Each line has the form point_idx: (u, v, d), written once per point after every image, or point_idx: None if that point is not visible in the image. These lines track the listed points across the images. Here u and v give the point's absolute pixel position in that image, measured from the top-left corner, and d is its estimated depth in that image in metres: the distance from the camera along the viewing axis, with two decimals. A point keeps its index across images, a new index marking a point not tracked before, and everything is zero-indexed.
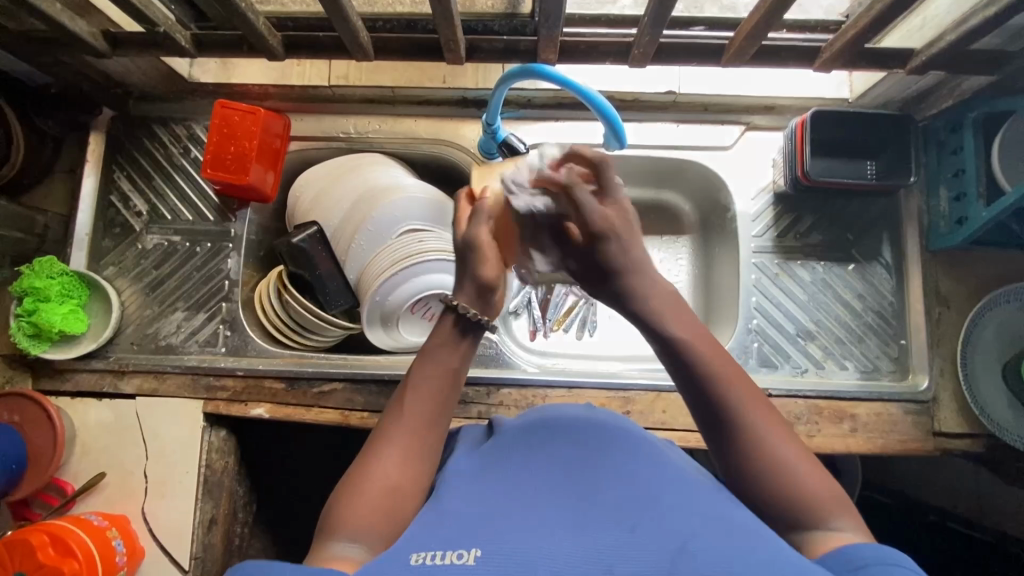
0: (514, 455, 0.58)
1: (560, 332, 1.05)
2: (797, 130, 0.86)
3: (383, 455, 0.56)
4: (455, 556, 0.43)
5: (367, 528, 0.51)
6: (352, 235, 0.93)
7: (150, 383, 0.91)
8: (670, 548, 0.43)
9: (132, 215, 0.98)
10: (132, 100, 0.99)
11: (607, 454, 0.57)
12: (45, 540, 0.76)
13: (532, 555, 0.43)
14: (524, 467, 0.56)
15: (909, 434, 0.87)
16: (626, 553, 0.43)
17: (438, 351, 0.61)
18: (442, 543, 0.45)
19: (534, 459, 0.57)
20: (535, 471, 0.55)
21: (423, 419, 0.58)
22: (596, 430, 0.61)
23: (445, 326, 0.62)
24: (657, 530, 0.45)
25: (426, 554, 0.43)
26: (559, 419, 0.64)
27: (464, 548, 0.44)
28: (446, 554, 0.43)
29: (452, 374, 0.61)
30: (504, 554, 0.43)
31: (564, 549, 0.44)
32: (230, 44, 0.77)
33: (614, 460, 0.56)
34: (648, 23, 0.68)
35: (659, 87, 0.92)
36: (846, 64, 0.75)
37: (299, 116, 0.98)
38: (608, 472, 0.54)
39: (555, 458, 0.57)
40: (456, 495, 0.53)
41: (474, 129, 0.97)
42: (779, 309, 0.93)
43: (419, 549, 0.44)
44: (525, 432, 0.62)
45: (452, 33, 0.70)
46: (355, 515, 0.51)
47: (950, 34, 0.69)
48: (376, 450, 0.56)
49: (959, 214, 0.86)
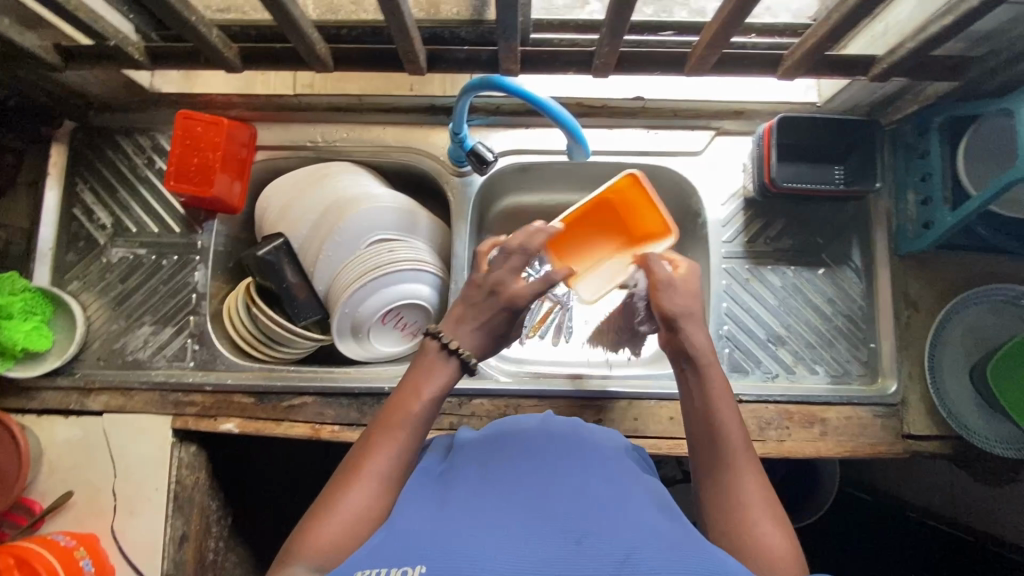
0: (469, 464, 0.60)
1: (535, 338, 1.05)
2: (765, 136, 0.86)
3: (359, 482, 0.58)
4: (401, 572, 0.44)
5: (330, 553, 0.53)
6: (320, 246, 0.91)
7: (118, 399, 0.90)
8: (613, 557, 0.44)
9: (96, 228, 0.96)
10: (93, 111, 0.97)
11: (563, 463, 0.57)
12: (9, 563, 0.75)
13: (477, 569, 0.44)
14: (476, 474, 0.57)
15: (879, 437, 0.88)
16: (568, 564, 0.44)
17: (429, 383, 0.65)
18: (388, 560, 0.45)
19: (492, 469, 0.57)
20: (489, 481, 0.55)
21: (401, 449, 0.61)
22: (551, 440, 0.62)
23: (437, 365, 0.67)
24: (601, 539, 0.46)
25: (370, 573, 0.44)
26: (519, 432, 0.64)
27: (409, 565, 0.44)
28: (391, 571, 0.44)
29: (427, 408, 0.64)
30: (447, 566, 0.44)
31: (510, 566, 0.44)
32: (186, 56, 0.74)
33: (567, 469, 0.56)
34: (607, 33, 0.67)
35: (626, 93, 0.92)
36: (809, 72, 0.74)
37: (265, 125, 0.96)
38: (558, 480, 0.54)
39: (509, 466, 0.58)
40: (406, 511, 0.53)
41: (443, 136, 0.96)
42: (750, 315, 0.93)
43: (366, 567, 0.45)
44: (485, 446, 0.63)
45: (410, 45, 0.69)
46: (321, 541, 0.53)
47: (910, 42, 0.68)
48: (351, 478, 0.58)
49: (926, 218, 0.86)
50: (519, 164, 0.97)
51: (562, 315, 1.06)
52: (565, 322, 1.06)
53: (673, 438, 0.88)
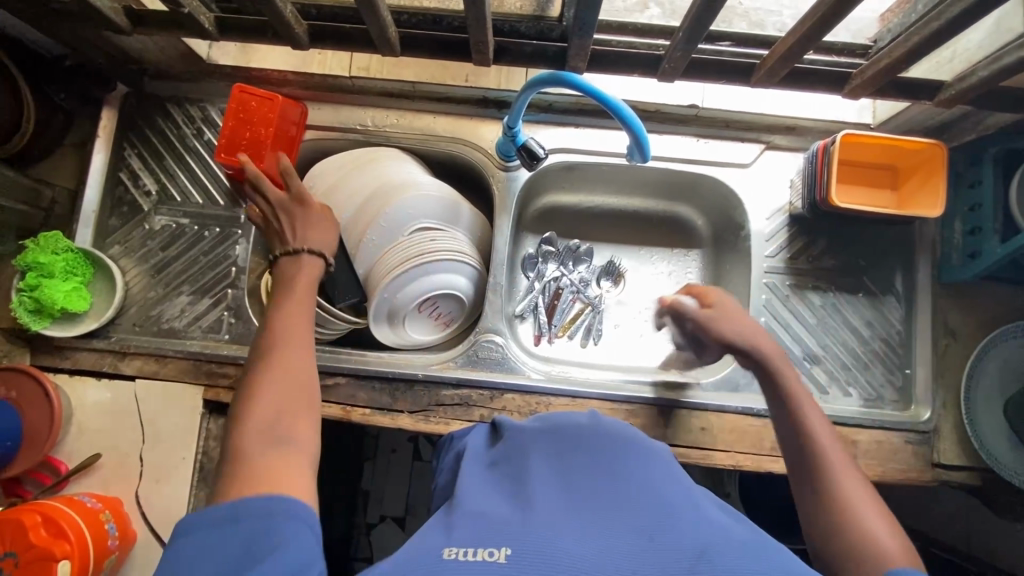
0: (523, 452, 0.60)
1: (564, 338, 1.05)
2: (818, 154, 0.84)
3: (268, 371, 0.63)
4: (486, 553, 0.43)
5: (267, 453, 0.55)
6: (363, 230, 0.91)
7: (151, 366, 0.91)
8: (689, 553, 0.44)
9: (141, 194, 0.96)
10: (147, 78, 0.97)
11: (622, 456, 0.57)
12: (37, 520, 0.74)
13: (559, 553, 0.43)
14: (531, 463, 0.57)
15: (908, 463, 0.88)
16: (647, 557, 0.43)
17: (302, 272, 0.74)
18: (473, 538, 0.45)
19: (553, 459, 0.57)
20: (551, 472, 0.55)
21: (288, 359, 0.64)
22: (609, 434, 0.61)
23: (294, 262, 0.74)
24: (677, 534, 0.46)
25: (458, 550, 0.44)
26: (573, 423, 0.64)
27: (493, 546, 0.44)
28: (477, 550, 0.43)
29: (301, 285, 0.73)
30: (531, 549, 0.43)
31: (591, 551, 0.44)
32: (255, 28, 0.74)
33: (629, 463, 0.56)
34: (683, 38, 0.67)
35: (682, 100, 0.92)
36: (875, 92, 0.74)
37: (317, 105, 0.97)
38: (623, 474, 0.54)
39: (565, 456, 0.57)
40: (475, 497, 0.52)
41: (493, 129, 0.96)
42: (788, 332, 0.93)
43: (451, 544, 0.45)
44: (537, 435, 0.63)
45: (483, 34, 0.69)
46: (251, 445, 0.56)
47: (983, 70, 0.67)
48: (252, 395, 0.60)
49: (973, 248, 0.86)
50: (567, 163, 0.97)
51: (592, 317, 1.05)
52: (595, 325, 1.05)
53: (703, 448, 0.87)
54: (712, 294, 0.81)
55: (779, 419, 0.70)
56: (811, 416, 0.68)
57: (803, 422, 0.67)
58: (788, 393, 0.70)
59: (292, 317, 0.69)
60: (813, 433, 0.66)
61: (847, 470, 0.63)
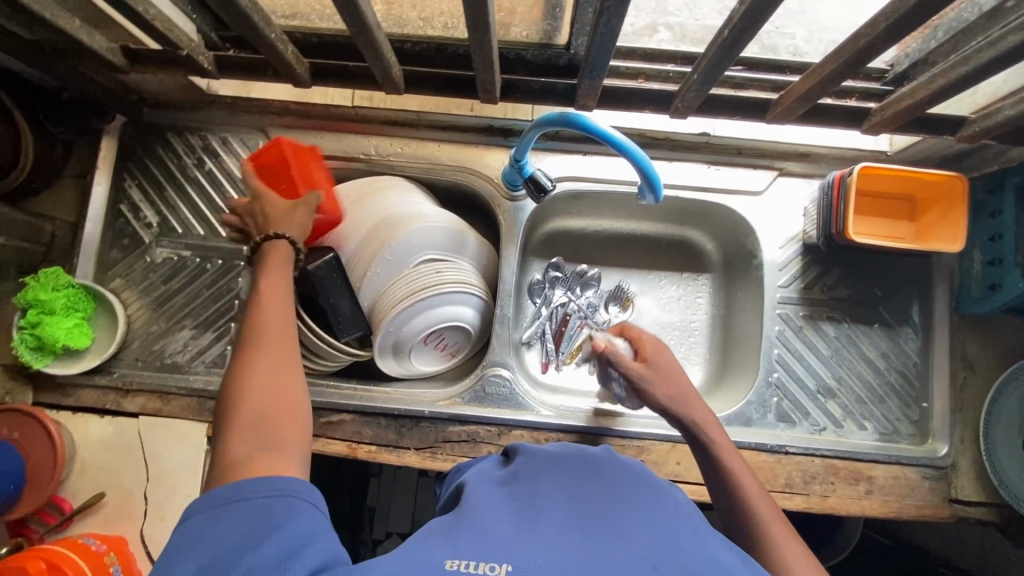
0: (538, 466, 0.54)
1: (572, 365, 1.03)
2: (834, 185, 0.82)
3: (247, 372, 0.59)
4: (488, 569, 0.40)
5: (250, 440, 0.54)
6: (367, 263, 0.90)
7: (154, 403, 0.90)
8: None
9: (141, 226, 0.95)
10: (146, 107, 0.95)
11: (642, 479, 0.52)
12: (41, 567, 0.73)
13: None
14: (549, 480, 0.51)
15: (925, 500, 0.86)
16: None
17: (270, 273, 0.69)
18: (477, 549, 0.41)
19: (570, 472, 0.52)
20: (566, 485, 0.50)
21: (273, 340, 0.63)
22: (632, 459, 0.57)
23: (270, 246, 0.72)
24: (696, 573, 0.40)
25: (460, 564, 0.40)
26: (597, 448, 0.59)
27: (495, 561, 0.40)
28: (477, 565, 0.40)
29: (279, 292, 0.68)
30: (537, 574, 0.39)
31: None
32: (254, 67, 0.72)
33: (653, 492, 0.51)
34: (698, 80, 0.65)
35: (694, 128, 0.90)
36: (896, 128, 0.71)
37: (320, 134, 0.95)
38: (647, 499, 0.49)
39: (589, 476, 0.52)
40: (478, 505, 0.48)
41: (500, 158, 0.94)
42: (801, 364, 0.91)
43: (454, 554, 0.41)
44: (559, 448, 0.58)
45: (490, 73, 0.67)
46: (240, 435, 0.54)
47: (1009, 109, 0.65)
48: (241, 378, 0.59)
49: (992, 279, 0.84)
50: (573, 192, 0.95)
51: None
52: None
53: None
54: (644, 346, 0.81)
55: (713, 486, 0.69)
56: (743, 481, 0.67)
57: (736, 486, 0.67)
58: (719, 457, 0.70)
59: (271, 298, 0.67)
60: (750, 495, 0.65)
61: (781, 534, 0.61)
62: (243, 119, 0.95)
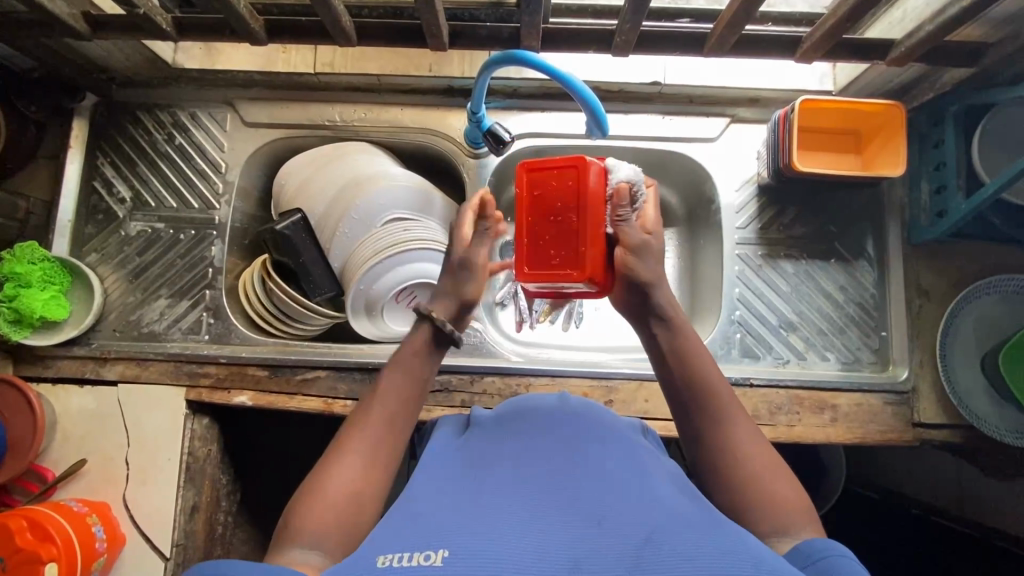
0: (485, 449, 0.61)
1: (546, 323, 1.05)
2: (781, 122, 0.85)
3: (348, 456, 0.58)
4: (423, 558, 0.43)
5: (328, 533, 0.52)
6: (336, 223, 0.92)
7: (132, 369, 0.91)
8: (635, 539, 0.45)
9: (115, 201, 0.97)
10: (116, 86, 0.98)
11: (579, 448, 0.59)
12: (23, 525, 0.75)
13: (495, 547, 0.44)
14: (498, 457, 0.59)
15: (888, 424, 0.88)
16: (595, 546, 0.44)
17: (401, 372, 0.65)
18: (409, 544, 0.45)
19: (508, 449, 0.60)
20: (505, 462, 0.57)
21: (391, 421, 0.62)
22: (573, 423, 0.65)
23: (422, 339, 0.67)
24: (623, 523, 0.47)
25: (392, 556, 0.43)
26: (534, 411, 0.68)
27: (431, 549, 0.44)
28: (415, 554, 0.44)
29: (420, 373, 0.65)
30: (471, 547, 0.44)
31: (533, 549, 0.44)
32: (213, 27, 0.76)
33: (592, 453, 0.58)
34: (629, 10, 0.67)
35: (643, 78, 0.92)
36: (826, 55, 0.75)
37: (285, 104, 0.98)
38: (584, 463, 0.56)
39: (533, 452, 0.59)
40: (425, 491, 0.54)
41: (461, 119, 0.97)
42: (763, 302, 0.94)
43: (386, 552, 0.45)
44: (500, 424, 0.67)
45: (435, 18, 0.70)
46: (318, 518, 0.52)
47: (929, 25, 0.68)
48: (343, 449, 0.58)
49: (939, 207, 0.87)
50: (536, 148, 0.97)
51: (573, 301, 1.06)
52: (575, 308, 1.06)
53: None
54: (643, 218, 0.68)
55: (671, 365, 0.62)
56: (704, 377, 0.61)
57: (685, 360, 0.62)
58: (676, 347, 0.63)
59: (400, 390, 0.64)
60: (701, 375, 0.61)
61: (733, 424, 0.58)
62: (211, 93, 0.98)
